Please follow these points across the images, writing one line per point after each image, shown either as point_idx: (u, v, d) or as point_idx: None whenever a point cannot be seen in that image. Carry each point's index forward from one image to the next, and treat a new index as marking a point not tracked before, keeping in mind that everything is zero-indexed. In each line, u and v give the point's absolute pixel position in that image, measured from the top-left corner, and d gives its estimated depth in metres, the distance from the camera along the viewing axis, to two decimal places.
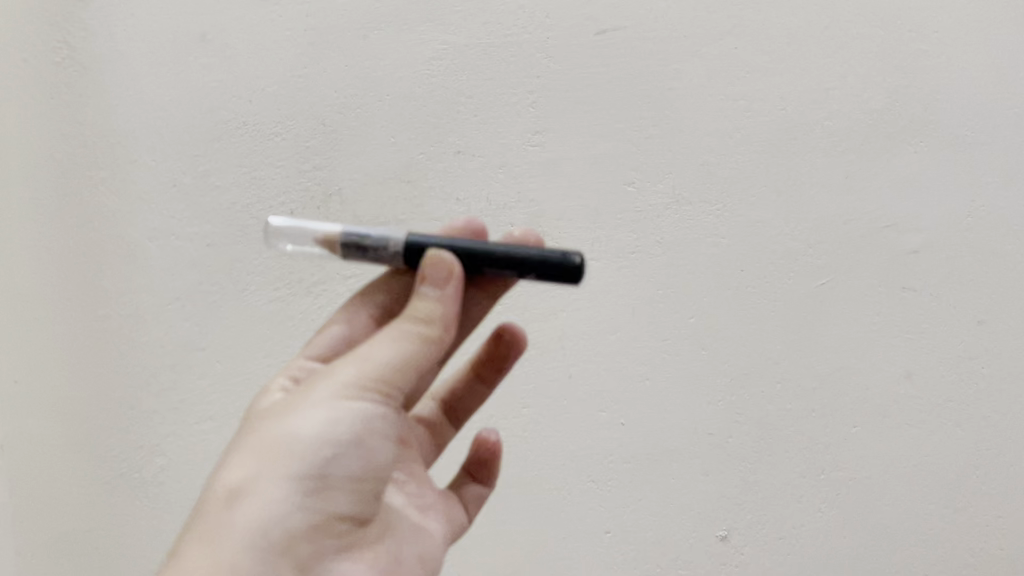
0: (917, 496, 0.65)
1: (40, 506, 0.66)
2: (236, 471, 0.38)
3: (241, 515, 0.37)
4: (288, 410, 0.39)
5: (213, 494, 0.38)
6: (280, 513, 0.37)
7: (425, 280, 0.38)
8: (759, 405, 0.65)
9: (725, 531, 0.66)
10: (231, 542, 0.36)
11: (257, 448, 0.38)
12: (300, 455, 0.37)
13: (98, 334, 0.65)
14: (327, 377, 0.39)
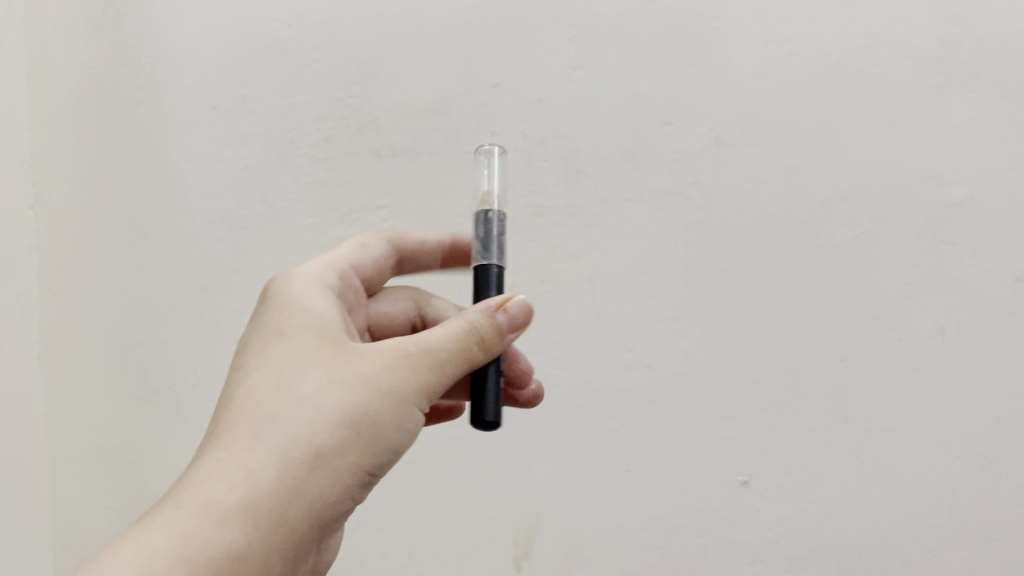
0: (942, 449, 0.63)
1: (72, 413, 0.67)
2: (303, 437, 0.37)
3: (305, 488, 0.37)
4: (371, 392, 0.39)
5: (271, 447, 0.37)
6: (338, 496, 0.38)
7: (507, 315, 0.42)
8: (788, 353, 0.64)
9: (747, 477, 0.65)
10: (293, 513, 0.37)
11: (327, 419, 0.38)
12: (386, 455, 0.39)
13: (137, 251, 0.66)
14: (410, 370, 0.39)
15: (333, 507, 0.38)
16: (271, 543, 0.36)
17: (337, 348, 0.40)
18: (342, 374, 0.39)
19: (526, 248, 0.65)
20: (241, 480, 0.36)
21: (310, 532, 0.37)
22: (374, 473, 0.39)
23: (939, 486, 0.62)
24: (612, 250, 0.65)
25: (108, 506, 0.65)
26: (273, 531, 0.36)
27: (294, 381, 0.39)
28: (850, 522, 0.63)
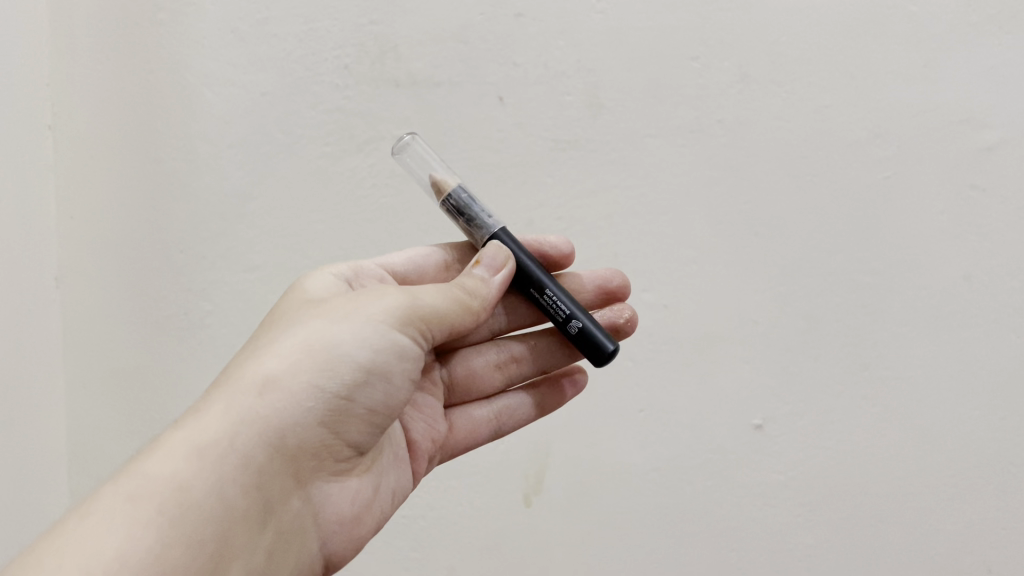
0: (962, 400, 0.63)
1: (93, 339, 0.68)
2: (258, 369, 0.42)
3: (258, 412, 0.41)
4: (321, 324, 0.44)
5: (228, 387, 0.42)
6: (294, 417, 0.41)
7: (483, 265, 0.49)
8: (809, 297, 0.63)
9: (761, 421, 0.65)
10: (244, 434, 0.40)
11: (281, 354, 0.43)
12: (342, 375, 0.42)
13: (154, 177, 0.65)
14: (378, 300, 0.45)
15: (291, 430, 0.41)
16: (223, 462, 0.39)
17: (303, 306, 0.47)
18: (301, 319, 0.45)
19: (547, 182, 0.64)
20: (199, 417, 0.41)
21: (268, 454, 0.41)
22: (336, 397, 0.43)
23: (952, 430, 0.63)
24: (634, 188, 0.64)
25: (122, 428, 0.68)
26: (225, 453, 0.40)
27: (258, 338, 0.45)
28: (862, 467, 0.64)
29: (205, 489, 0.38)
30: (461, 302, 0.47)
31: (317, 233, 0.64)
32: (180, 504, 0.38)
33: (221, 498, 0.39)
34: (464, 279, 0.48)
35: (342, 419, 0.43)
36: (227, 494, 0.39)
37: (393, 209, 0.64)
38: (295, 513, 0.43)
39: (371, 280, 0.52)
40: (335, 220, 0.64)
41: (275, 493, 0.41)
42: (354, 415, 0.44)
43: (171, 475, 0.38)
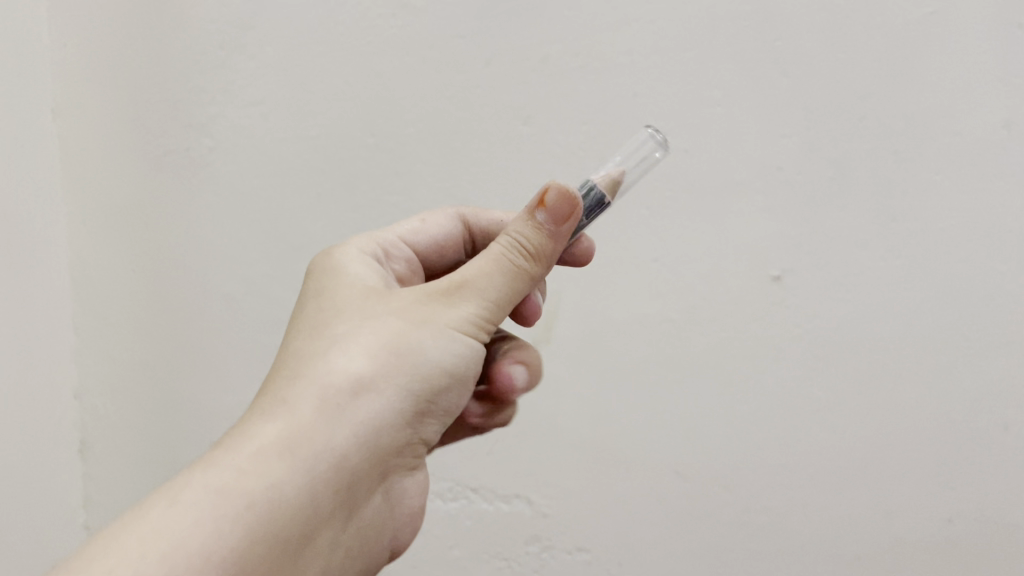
0: (991, 253, 0.58)
1: (93, 178, 0.65)
2: (343, 368, 0.36)
3: (351, 415, 0.35)
4: (406, 318, 0.38)
5: (309, 382, 0.36)
6: (388, 422, 0.36)
7: (547, 210, 0.41)
8: (839, 143, 0.58)
9: (780, 271, 0.61)
10: (340, 437, 0.35)
11: (365, 350, 0.37)
12: (425, 384, 0.38)
13: (148, 5, 0.62)
14: (455, 299, 0.39)
15: (383, 434, 0.36)
16: (317, 466, 0.34)
17: (373, 295, 0.40)
18: (383, 311, 0.38)
19: (563, 17, 0.59)
20: (281, 416, 0.35)
21: (363, 461, 0.36)
22: (423, 400, 0.38)
23: (982, 287, 0.58)
24: (655, 22, 0.58)
25: (135, 275, 0.65)
26: (321, 458, 0.34)
27: (325, 327, 0.38)
28: (886, 324, 0.60)
29: (302, 501, 0.33)
30: (524, 272, 0.40)
31: (320, 65, 0.61)
32: (281, 520, 0.32)
33: (316, 509, 0.34)
34: (515, 232, 0.41)
35: (425, 420, 0.39)
36: (321, 506, 0.34)
37: (396, 41, 0.60)
38: (372, 518, 0.39)
39: (398, 262, 0.49)
40: (337, 51, 0.61)
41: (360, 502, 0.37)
42: (437, 416, 0.39)
43: (270, 485, 0.33)
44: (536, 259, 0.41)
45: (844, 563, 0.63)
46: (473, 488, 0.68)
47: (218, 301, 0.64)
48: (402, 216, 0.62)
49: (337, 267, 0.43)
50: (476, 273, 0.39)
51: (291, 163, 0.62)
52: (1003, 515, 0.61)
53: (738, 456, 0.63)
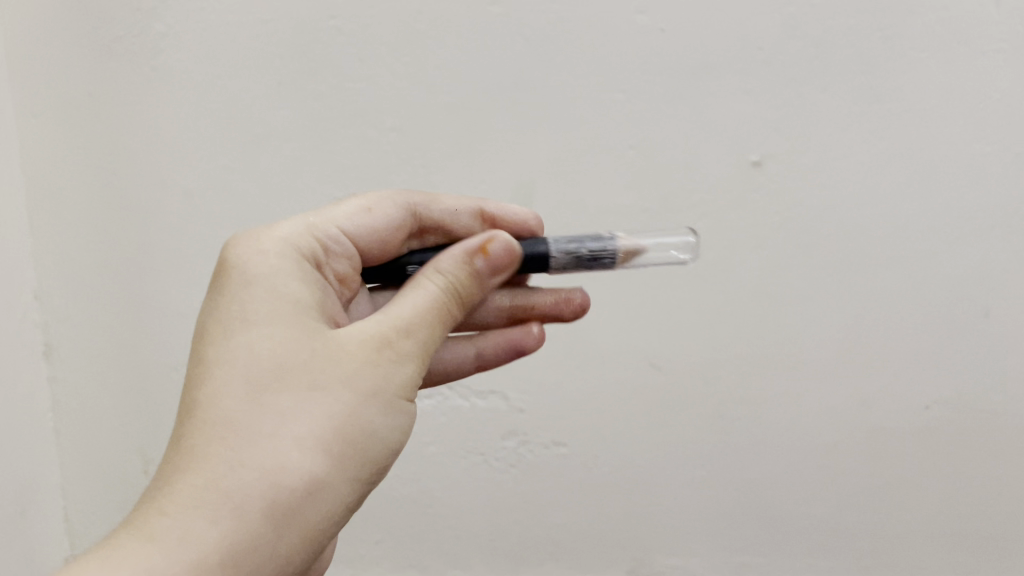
0: (973, 132, 0.56)
1: (38, 66, 0.59)
2: (290, 460, 0.33)
3: (303, 515, 0.33)
4: (351, 394, 0.35)
5: (253, 474, 0.32)
6: (339, 513, 0.34)
7: (488, 259, 0.41)
8: (823, 19, 0.54)
9: (759, 156, 0.58)
10: (293, 538, 0.32)
11: (313, 436, 0.33)
12: (374, 460, 0.36)
13: None
14: (401, 362, 0.37)
15: (332, 525, 0.34)
16: (270, 569, 0.32)
17: (315, 348, 0.36)
18: (332, 380, 0.35)
19: None
20: (226, 512, 0.31)
21: (309, 555, 0.34)
22: (369, 479, 0.36)
23: (965, 168, 0.57)
24: None
25: (91, 171, 0.61)
26: (272, 560, 0.32)
27: (263, 388, 0.34)
28: (866, 209, 0.58)
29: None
30: (449, 316, 0.40)
31: None
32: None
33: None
34: (453, 270, 0.40)
35: (365, 493, 0.37)
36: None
37: None
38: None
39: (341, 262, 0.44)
40: None
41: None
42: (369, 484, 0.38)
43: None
44: (460, 301, 0.41)
45: (818, 449, 0.64)
46: (445, 387, 0.65)
47: (177, 197, 0.61)
48: (365, 105, 0.59)
49: (271, 286, 0.38)
50: (415, 324, 0.38)
51: (246, 51, 0.58)
52: (975, 398, 0.61)
53: (715, 348, 0.62)
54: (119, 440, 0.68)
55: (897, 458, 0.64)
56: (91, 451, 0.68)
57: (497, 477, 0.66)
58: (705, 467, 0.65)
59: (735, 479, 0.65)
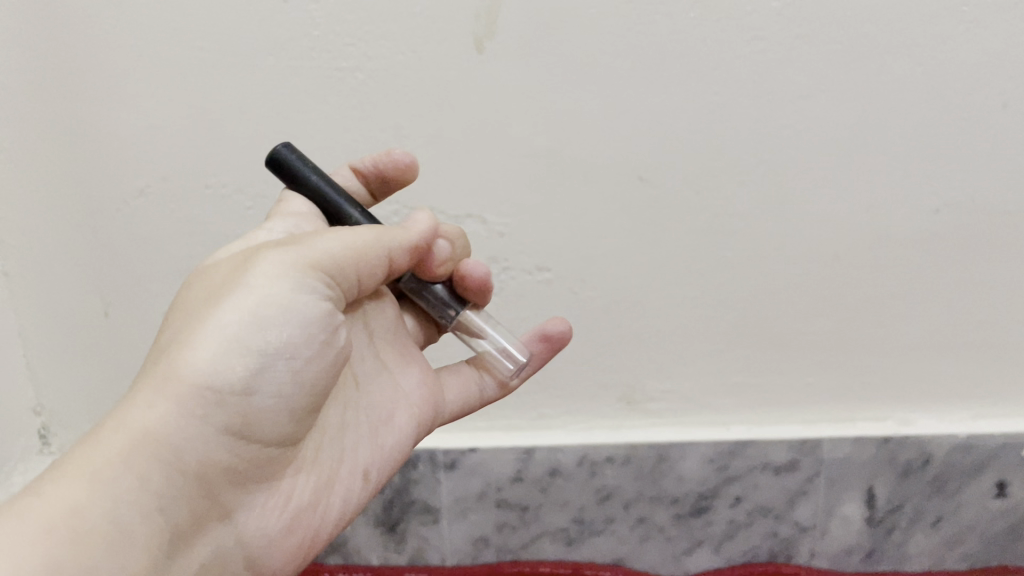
0: None
1: None
2: (153, 375, 0.35)
3: (151, 417, 0.34)
4: (219, 300, 0.37)
5: (122, 398, 0.34)
6: (199, 418, 0.35)
7: (408, 224, 0.43)
8: None
9: None
10: (146, 442, 0.33)
11: (178, 354, 0.35)
12: (247, 366, 0.36)
13: None
14: (275, 258, 0.38)
15: (200, 432, 0.35)
16: (120, 476, 0.32)
17: (200, 285, 0.39)
18: (202, 304, 0.37)
19: None
20: (90, 440, 0.33)
21: (175, 468, 0.34)
22: (243, 388, 0.36)
23: None
24: None
25: None
26: (129, 464, 0.32)
27: (155, 339, 0.38)
28: None
29: (110, 512, 0.31)
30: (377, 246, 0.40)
31: None
32: (89, 533, 0.30)
33: (122, 517, 0.31)
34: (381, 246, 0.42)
35: (256, 413, 0.37)
36: (134, 520, 0.32)
37: None
38: (206, 541, 0.36)
39: (305, 229, 0.44)
40: None
41: (185, 519, 0.34)
42: (264, 406, 0.37)
43: (70, 501, 0.30)
44: (389, 254, 0.41)
45: (818, 263, 0.60)
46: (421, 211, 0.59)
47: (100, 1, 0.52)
48: None
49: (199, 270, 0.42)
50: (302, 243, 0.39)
51: None
52: (987, 199, 0.57)
53: (709, 157, 0.56)
54: (77, 281, 0.61)
55: (901, 269, 0.60)
56: (49, 308, 0.62)
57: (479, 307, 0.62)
58: (698, 284, 0.61)
59: (729, 293, 0.61)
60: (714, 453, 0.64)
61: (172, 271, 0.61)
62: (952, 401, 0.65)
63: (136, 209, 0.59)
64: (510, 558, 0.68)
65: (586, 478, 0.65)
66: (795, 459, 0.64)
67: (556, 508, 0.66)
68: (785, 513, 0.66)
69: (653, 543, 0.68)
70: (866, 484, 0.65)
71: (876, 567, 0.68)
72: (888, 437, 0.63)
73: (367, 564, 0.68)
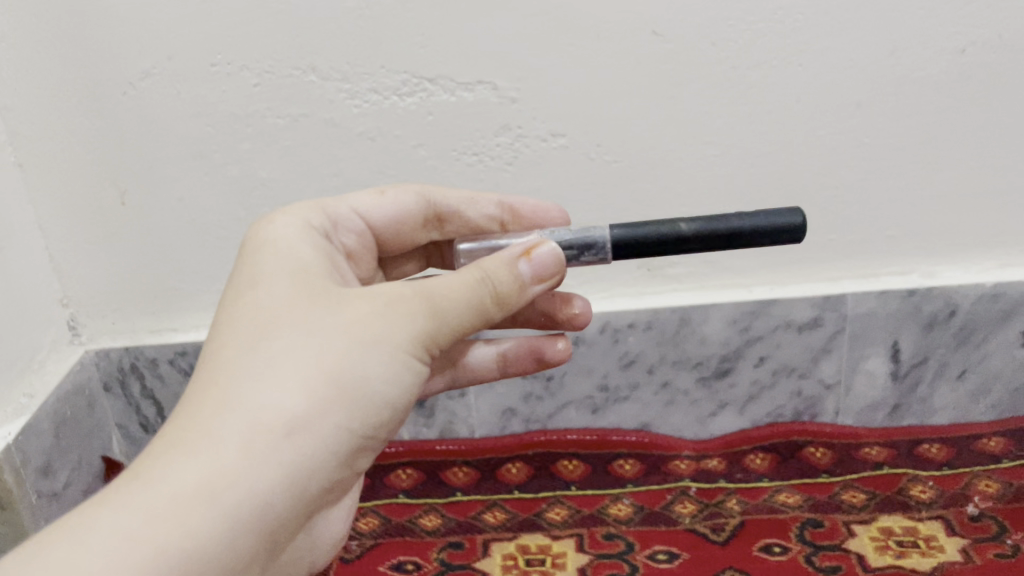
0: None
1: None
2: (280, 403, 0.30)
3: (285, 456, 0.30)
4: (351, 343, 0.32)
5: (240, 414, 0.30)
6: (322, 461, 0.31)
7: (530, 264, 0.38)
8: None
9: None
10: (272, 478, 0.30)
11: (309, 389, 0.31)
12: (367, 414, 0.33)
13: None
14: (404, 323, 0.34)
15: (318, 475, 0.32)
16: (244, 508, 0.29)
17: (314, 299, 0.34)
18: (334, 333, 0.32)
19: None
20: (211, 450, 0.29)
21: (290, 503, 0.31)
22: (359, 434, 0.33)
23: None
24: None
25: None
26: (247, 502, 0.29)
27: (264, 339, 0.32)
28: None
29: (222, 547, 0.28)
30: (491, 303, 0.36)
31: None
32: (201, 569, 0.28)
33: (233, 550, 0.29)
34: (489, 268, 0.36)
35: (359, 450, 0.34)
36: (238, 551, 0.29)
37: None
38: (286, 550, 0.34)
39: (349, 237, 0.44)
40: None
41: (280, 539, 0.32)
42: (366, 444, 0.34)
43: (195, 530, 0.27)
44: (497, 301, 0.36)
45: (840, 112, 0.58)
46: (430, 81, 0.57)
47: None
48: None
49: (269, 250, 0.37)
50: (427, 293, 0.34)
51: None
52: (1015, 37, 0.56)
53: (727, 4, 0.54)
54: (91, 169, 0.61)
55: (925, 115, 0.58)
56: (67, 198, 0.62)
57: (494, 177, 0.60)
58: (718, 143, 0.59)
59: (750, 151, 0.59)
60: (736, 314, 0.64)
61: (183, 154, 0.60)
62: (979, 250, 0.64)
63: (143, 91, 0.58)
64: (537, 428, 0.69)
65: (609, 345, 0.65)
66: (820, 316, 0.64)
67: (580, 377, 0.67)
68: (809, 370, 0.66)
69: (678, 407, 0.68)
70: (891, 337, 0.65)
71: (901, 421, 0.69)
72: (913, 289, 0.63)
73: (398, 439, 0.69)
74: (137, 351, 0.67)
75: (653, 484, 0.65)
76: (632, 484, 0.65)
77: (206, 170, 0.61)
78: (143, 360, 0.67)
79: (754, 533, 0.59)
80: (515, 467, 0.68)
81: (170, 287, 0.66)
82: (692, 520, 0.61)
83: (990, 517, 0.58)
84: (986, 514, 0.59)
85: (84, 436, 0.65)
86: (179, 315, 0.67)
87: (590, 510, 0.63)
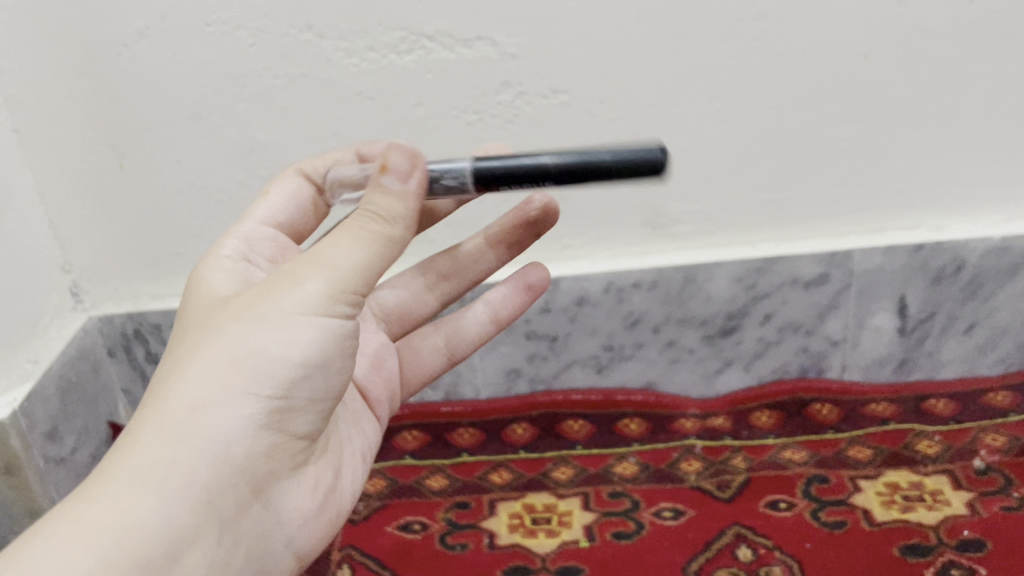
0: None
1: None
2: (184, 390, 0.30)
3: (198, 432, 0.30)
4: (245, 322, 0.32)
5: (151, 410, 0.30)
6: (244, 430, 0.31)
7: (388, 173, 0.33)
8: None
9: None
10: (191, 453, 0.29)
11: (208, 371, 0.31)
12: (281, 377, 0.31)
13: None
14: (292, 284, 0.32)
15: (242, 444, 0.31)
16: (168, 486, 0.29)
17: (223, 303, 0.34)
18: (231, 318, 0.32)
19: None
20: (129, 446, 0.29)
21: (218, 476, 0.30)
22: (280, 399, 0.32)
23: None
24: None
25: None
26: (167, 482, 0.29)
27: (177, 346, 0.33)
28: None
29: (155, 525, 0.28)
30: (378, 235, 0.32)
31: None
32: (136, 546, 0.27)
33: (172, 523, 0.28)
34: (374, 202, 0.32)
35: (290, 411, 0.32)
36: (176, 527, 0.28)
37: None
38: (254, 525, 0.32)
39: (264, 246, 0.41)
40: None
41: (233, 511, 0.31)
42: (298, 405, 0.33)
43: (116, 515, 0.27)
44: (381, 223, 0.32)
45: (846, 64, 0.57)
46: (429, 38, 0.56)
47: None
48: None
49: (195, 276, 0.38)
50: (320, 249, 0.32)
51: None
52: None
53: None
54: (88, 132, 0.60)
55: (933, 66, 0.57)
56: (65, 163, 0.61)
57: (495, 136, 0.60)
58: (723, 98, 0.58)
59: (755, 106, 0.58)
60: (741, 272, 0.63)
61: (180, 117, 0.59)
62: (987, 203, 0.63)
63: (139, 53, 0.57)
64: (542, 389, 0.69)
65: (613, 305, 0.65)
66: (825, 272, 0.63)
67: (585, 337, 0.67)
68: (815, 327, 0.66)
69: (682, 365, 0.68)
70: (897, 293, 0.64)
71: (907, 376, 0.69)
72: (921, 244, 0.62)
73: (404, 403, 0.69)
74: (141, 317, 0.67)
75: (658, 442, 0.65)
76: (637, 443, 0.65)
77: (204, 132, 0.60)
78: (147, 326, 0.67)
79: (761, 490, 0.59)
80: (520, 428, 0.68)
81: (172, 252, 0.65)
82: (698, 477, 0.61)
83: (997, 470, 0.58)
84: (994, 467, 0.59)
85: (90, 402, 0.65)
86: (181, 281, 0.67)
87: (596, 469, 0.63)
